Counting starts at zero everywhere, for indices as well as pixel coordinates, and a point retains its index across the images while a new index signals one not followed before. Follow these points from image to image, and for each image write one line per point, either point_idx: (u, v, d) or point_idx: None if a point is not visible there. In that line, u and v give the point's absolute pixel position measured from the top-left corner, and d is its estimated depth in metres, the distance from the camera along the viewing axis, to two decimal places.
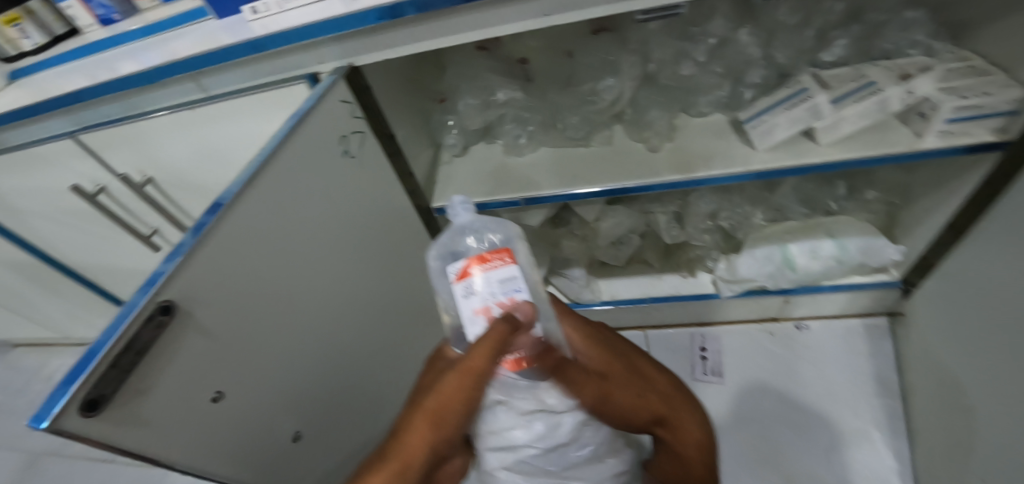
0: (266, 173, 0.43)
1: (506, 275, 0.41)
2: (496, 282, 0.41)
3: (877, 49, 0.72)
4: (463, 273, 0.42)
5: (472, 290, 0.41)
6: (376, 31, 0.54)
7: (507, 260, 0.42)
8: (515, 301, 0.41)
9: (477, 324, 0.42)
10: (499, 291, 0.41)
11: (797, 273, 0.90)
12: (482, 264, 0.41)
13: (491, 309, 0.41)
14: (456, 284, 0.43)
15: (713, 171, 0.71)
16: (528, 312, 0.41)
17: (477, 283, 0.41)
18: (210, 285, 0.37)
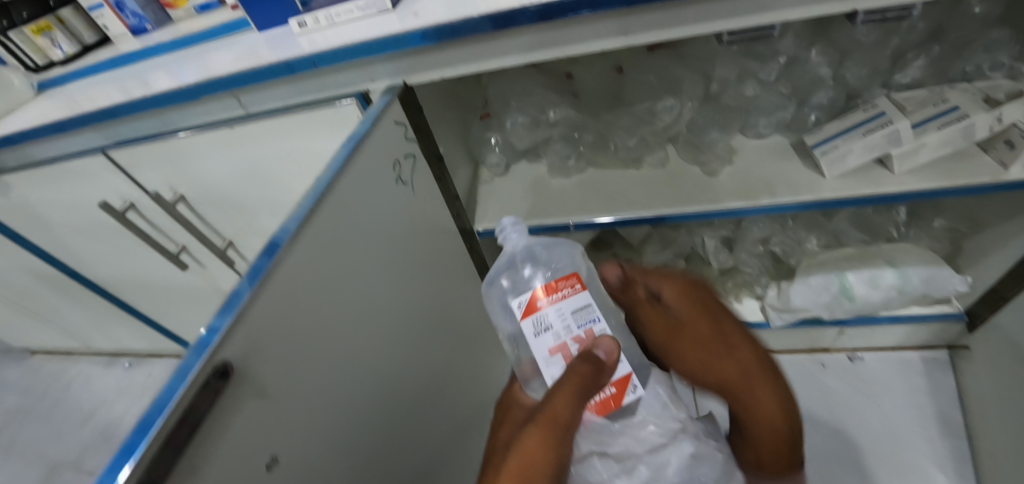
0: (323, 208, 0.39)
1: (580, 305, 0.43)
2: (571, 316, 0.43)
3: (956, 71, 0.67)
4: (533, 308, 0.43)
5: (546, 326, 0.43)
6: (434, 49, 0.51)
7: (578, 289, 0.44)
8: (591, 332, 0.43)
9: (556, 364, 0.42)
10: (575, 324, 0.43)
11: (855, 303, 0.84)
12: (553, 296, 0.43)
13: (569, 347, 0.43)
14: (526, 321, 0.43)
15: (779, 199, 0.66)
16: (611, 350, 0.41)
17: (551, 318, 0.43)
18: (265, 338, 0.34)
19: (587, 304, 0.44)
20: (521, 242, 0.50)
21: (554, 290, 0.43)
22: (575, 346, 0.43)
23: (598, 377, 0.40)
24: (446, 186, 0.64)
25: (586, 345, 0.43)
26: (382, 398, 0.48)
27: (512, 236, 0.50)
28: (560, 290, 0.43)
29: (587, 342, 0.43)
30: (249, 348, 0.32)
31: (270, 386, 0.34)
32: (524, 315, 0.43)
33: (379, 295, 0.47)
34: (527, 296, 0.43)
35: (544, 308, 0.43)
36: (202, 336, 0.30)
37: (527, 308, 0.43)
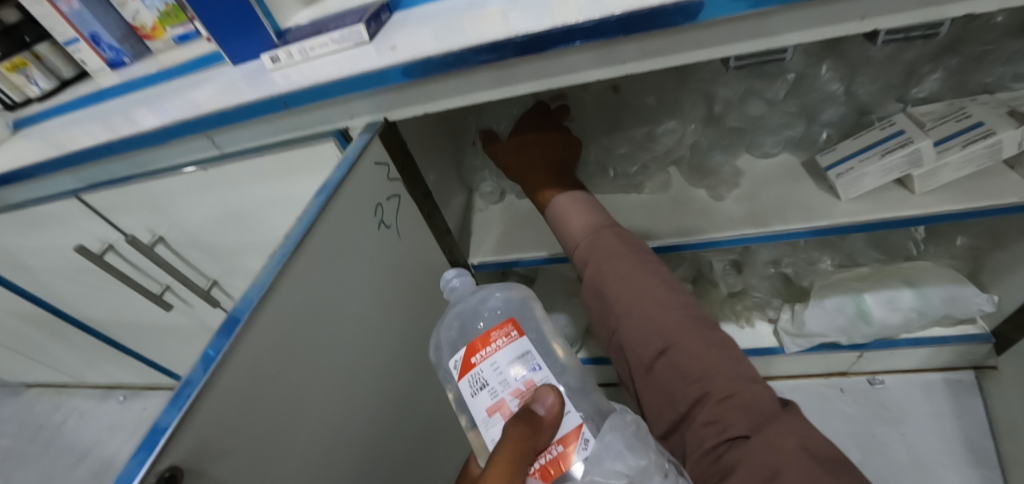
0: (289, 271, 0.36)
1: (518, 353, 0.40)
2: (507, 369, 0.39)
3: (976, 83, 0.63)
4: (467, 365, 0.40)
5: (482, 384, 0.39)
6: (413, 85, 0.47)
7: (514, 337, 0.40)
8: (531, 383, 0.39)
9: (496, 426, 0.38)
10: (513, 377, 0.39)
11: (873, 327, 0.79)
12: (487, 348, 0.40)
13: (508, 403, 0.38)
14: (463, 380, 0.40)
15: (791, 225, 0.61)
16: (552, 405, 0.37)
17: (487, 375, 0.39)
18: (220, 425, 0.30)
19: (526, 351, 0.40)
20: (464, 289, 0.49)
21: (488, 343, 0.40)
22: (514, 402, 0.38)
23: (537, 438, 0.36)
24: (436, 223, 0.60)
25: (527, 399, 0.38)
26: (362, 459, 0.45)
27: (456, 284, 0.49)
28: (494, 341, 0.40)
29: (528, 395, 0.39)
30: (196, 446, 0.29)
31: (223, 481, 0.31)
32: (461, 373, 0.40)
33: (355, 349, 0.44)
34: (460, 352, 0.40)
35: (479, 365, 0.40)
36: (147, 438, 0.27)
37: (462, 367, 0.40)
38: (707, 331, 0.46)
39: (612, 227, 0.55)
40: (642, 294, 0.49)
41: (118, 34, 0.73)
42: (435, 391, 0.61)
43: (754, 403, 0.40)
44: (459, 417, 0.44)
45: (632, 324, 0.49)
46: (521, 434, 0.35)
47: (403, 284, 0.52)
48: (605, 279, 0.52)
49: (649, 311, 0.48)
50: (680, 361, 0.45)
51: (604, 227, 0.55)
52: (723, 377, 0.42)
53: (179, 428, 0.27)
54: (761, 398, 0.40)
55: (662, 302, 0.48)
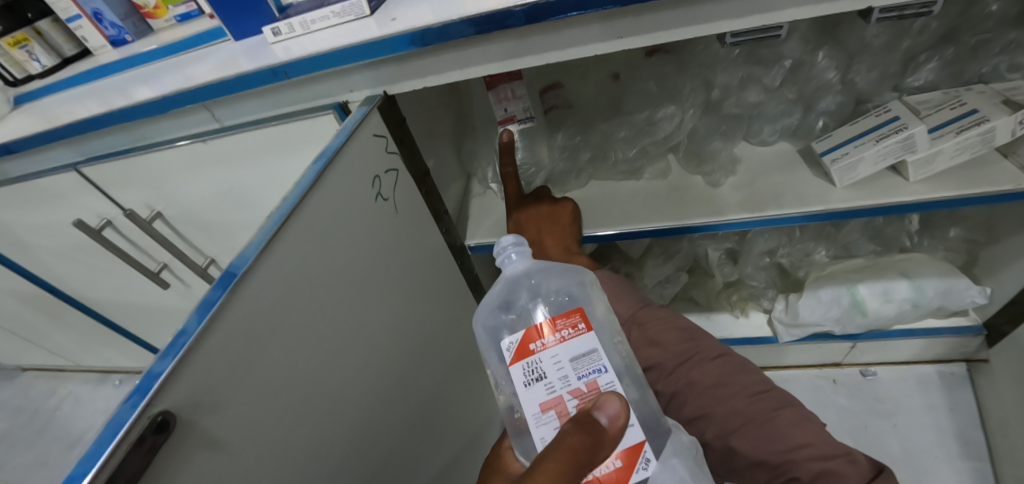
0: (286, 231, 0.36)
1: (583, 349, 0.36)
2: (569, 365, 0.36)
3: (972, 72, 0.63)
4: (524, 352, 0.36)
5: (539, 375, 0.36)
6: (413, 57, 0.48)
7: (581, 330, 0.37)
8: (595, 386, 0.35)
9: (548, 424, 0.35)
10: (575, 375, 0.36)
11: (868, 318, 0.80)
12: (554, 335, 0.36)
13: (565, 402, 0.35)
14: (516, 366, 0.37)
15: (786, 210, 0.62)
16: (616, 416, 0.33)
17: (545, 366, 0.36)
18: (213, 380, 0.31)
19: (593, 350, 0.36)
20: (522, 265, 0.44)
21: (552, 331, 0.37)
22: (572, 401, 0.35)
23: (596, 452, 0.32)
24: (434, 203, 0.61)
25: (587, 401, 0.35)
26: (355, 425, 0.46)
27: (512, 257, 0.44)
28: (559, 331, 0.36)
29: (589, 397, 0.35)
30: (188, 395, 0.29)
31: (220, 434, 0.31)
32: (515, 358, 0.37)
33: (350, 318, 0.45)
34: (518, 336, 0.37)
35: (538, 353, 0.36)
36: (141, 383, 0.27)
37: (519, 352, 0.37)
38: (769, 411, 0.52)
39: (640, 321, 0.61)
40: (694, 388, 0.56)
41: (120, 12, 0.73)
42: (435, 370, 0.61)
43: (841, 478, 0.46)
44: (497, 398, 0.41)
45: (696, 417, 0.55)
46: (585, 445, 0.32)
47: (398, 258, 0.53)
48: (653, 376, 0.59)
49: (708, 398, 0.55)
50: (756, 444, 0.51)
51: (635, 321, 0.61)
52: (800, 458, 0.48)
53: (173, 374, 0.28)
54: (845, 470, 0.46)
55: (716, 394, 0.54)
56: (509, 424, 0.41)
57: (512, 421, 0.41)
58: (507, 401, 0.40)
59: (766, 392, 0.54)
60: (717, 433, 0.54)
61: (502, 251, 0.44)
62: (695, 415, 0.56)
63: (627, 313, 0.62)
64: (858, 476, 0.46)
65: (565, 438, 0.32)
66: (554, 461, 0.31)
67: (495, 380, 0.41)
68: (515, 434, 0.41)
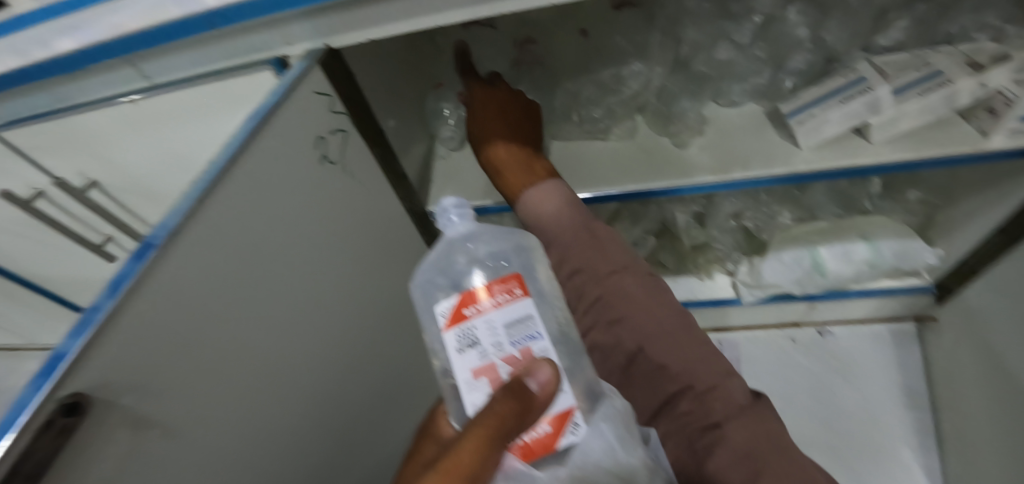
0: (215, 199, 0.33)
1: (518, 315, 0.34)
2: (503, 331, 0.34)
3: (940, 33, 0.63)
4: (457, 317, 0.34)
5: (472, 341, 0.34)
6: (355, 5, 0.43)
7: (518, 295, 0.35)
8: (529, 353, 0.34)
9: (481, 390, 0.34)
10: (509, 342, 0.34)
11: (827, 278, 0.82)
12: (488, 302, 0.34)
13: (497, 369, 0.34)
14: (451, 332, 0.35)
15: (751, 172, 0.61)
16: (546, 382, 0.32)
17: (479, 332, 0.34)
18: (137, 360, 0.28)
19: (529, 315, 0.35)
20: (463, 228, 0.41)
21: (487, 296, 0.34)
22: (505, 367, 0.34)
23: (522, 418, 0.31)
24: (390, 166, 0.58)
25: (519, 368, 0.34)
26: (306, 398, 0.44)
27: (453, 220, 0.41)
28: (494, 297, 0.34)
29: (522, 364, 0.34)
30: (103, 376, 0.26)
31: (151, 417, 0.29)
32: (450, 323, 0.35)
33: (295, 288, 0.42)
34: (453, 301, 0.35)
35: (472, 319, 0.34)
36: (46, 364, 0.24)
37: (453, 317, 0.35)
38: (687, 330, 0.52)
39: (588, 226, 0.56)
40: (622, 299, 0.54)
41: None
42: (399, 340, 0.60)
43: (734, 395, 0.47)
44: (433, 364, 0.40)
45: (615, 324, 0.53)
46: (512, 414, 0.31)
47: (348, 225, 0.50)
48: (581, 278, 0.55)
49: (638, 307, 0.53)
50: (662, 356, 0.51)
51: (580, 226, 0.56)
52: (702, 371, 0.49)
53: (88, 355, 0.26)
54: (736, 391, 0.48)
55: (644, 303, 0.53)
56: (444, 389, 0.40)
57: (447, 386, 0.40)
58: (442, 366, 0.39)
59: (682, 313, 0.54)
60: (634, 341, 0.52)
61: (442, 215, 0.42)
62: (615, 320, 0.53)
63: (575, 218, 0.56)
64: (745, 398, 0.48)
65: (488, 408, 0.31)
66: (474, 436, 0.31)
67: (430, 344, 0.39)
68: (451, 401, 0.40)
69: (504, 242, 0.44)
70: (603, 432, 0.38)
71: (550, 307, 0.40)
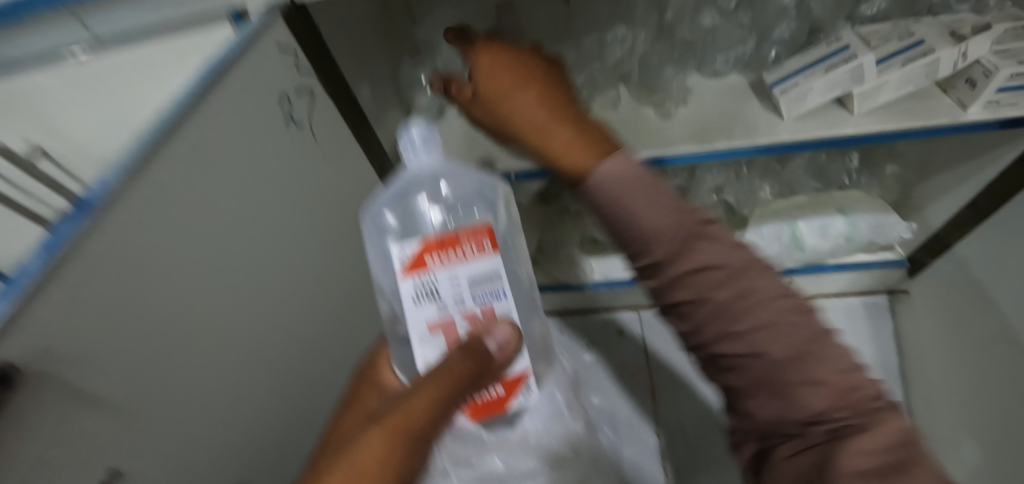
0: (165, 158, 0.31)
1: (484, 272, 0.31)
2: (466, 287, 0.31)
3: (922, 3, 0.63)
4: (417, 265, 0.31)
5: (431, 293, 0.31)
6: None
7: (487, 252, 0.31)
8: (491, 312, 0.32)
9: (434, 345, 0.33)
10: (471, 298, 0.32)
11: (805, 253, 0.83)
12: (452, 255, 0.31)
13: (455, 324, 0.32)
14: (408, 281, 0.31)
15: (734, 141, 0.60)
16: (506, 344, 0.32)
17: (441, 285, 0.31)
18: (77, 329, 0.26)
19: (495, 271, 0.32)
20: (430, 162, 0.36)
21: (454, 248, 0.31)
22: (463, 324, 0.32)
23: (477, 377, 0.31)
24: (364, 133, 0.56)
25: (478, 327, 0.32)
26: (263, 367, 0.43)
27: (419, 150, 0.36)
28: (461, 250, 0.31)
29: (481, 323, 0.32)
30: (39, 344, 0.24)
31: (94, 392, 0.27)
32: (408, 271, 0.31)
33: (252, 256, 0.40)
34: (413, 248, 0.31)
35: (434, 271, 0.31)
36: None
37: (412, 265, 0.31)
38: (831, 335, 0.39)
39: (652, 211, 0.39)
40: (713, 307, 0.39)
41: None
42: None
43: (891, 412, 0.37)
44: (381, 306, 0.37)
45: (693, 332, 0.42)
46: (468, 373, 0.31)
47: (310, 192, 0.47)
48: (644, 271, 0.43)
49: (782, 311, 0.38)
50: (818, 376, 0.37)
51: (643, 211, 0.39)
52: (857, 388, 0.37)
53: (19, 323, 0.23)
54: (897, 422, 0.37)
55: (784, 305, 0.38)
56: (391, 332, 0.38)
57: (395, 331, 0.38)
58: (393, 310, 0.36)
59: (801, 320, 0.38)
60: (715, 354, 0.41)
61: (410, 146, 0.36)
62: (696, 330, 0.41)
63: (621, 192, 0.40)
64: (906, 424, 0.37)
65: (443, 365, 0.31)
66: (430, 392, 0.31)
67: (383, 289, 0.37)
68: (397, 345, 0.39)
69: (469, 188, 0.39)
70: (546, 394, 0.40)
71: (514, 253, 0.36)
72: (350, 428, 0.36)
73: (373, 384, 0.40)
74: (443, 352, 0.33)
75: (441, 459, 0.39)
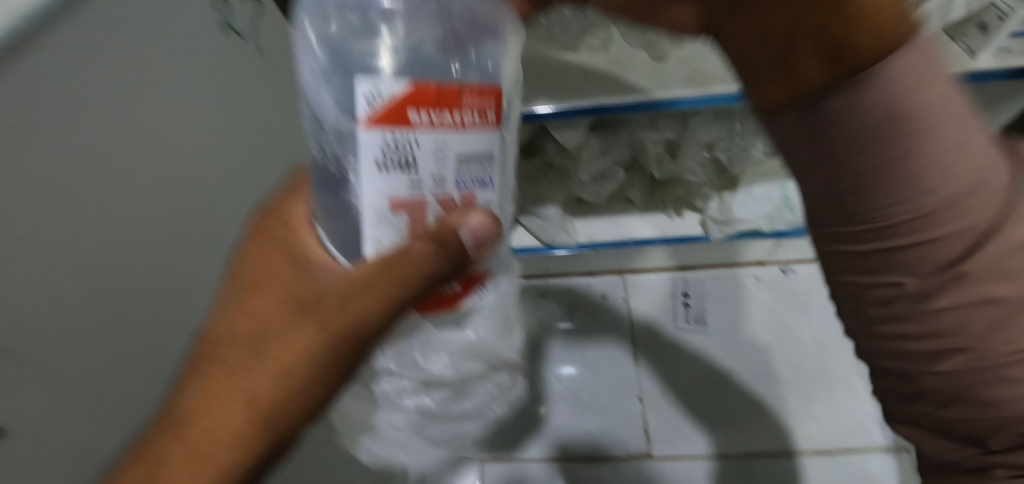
0: (36, 58, 0.24)
1: (479, 150, 0.23)
2: (453, 163, 0.22)
3: None
4: (395, 117, 0.21)
5: (405, 159, 0.22)
6: None
7: (487, 124, 0.23)
8: (472, 201, 0.24)
9: (393, 227, 0.23)
10: (454, 178, 0.23)
11: (795, 214, 0.83)
12: (448, 114, 0.21)
13: (424, 207, 0.23)
14: (373, 135, 0.21)
15: (730, 86, 0.56)
16: (483, 243, 0.25)
17: (420, 153, 0.22)
18: None
19: (490, 152, 0.24)
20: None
21: (453, 109, 0.21)
22: (434, 207, 0.24)
23: (440, 274, 0.25)
24: None
25: (453, 216, 0.24)
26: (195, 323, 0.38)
27: None
28: (460, 115, 0.21)
29: (457, 213, 0.24)
30: None
31: None
32: (376, 122, 0.21)
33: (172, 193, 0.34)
34: (398, 90, 0.21)
35: (415, 130, 0.21)
36: None
37: (388, 113, 0.21)
38: None
39: (883, 128, 0.28)
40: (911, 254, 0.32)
41: None
42: None
43: None
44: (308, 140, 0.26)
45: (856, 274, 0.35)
46: (437, 274, 0.25)
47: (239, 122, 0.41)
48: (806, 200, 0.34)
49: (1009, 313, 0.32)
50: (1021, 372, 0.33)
51: (871, 124, 0.28)
52: None
53: None
54: None
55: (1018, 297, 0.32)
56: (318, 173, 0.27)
57: (320, 177, 0.27)
58: (326, 151, 0.25)
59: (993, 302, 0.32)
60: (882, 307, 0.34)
61: None
62: (875, 285, 0.34)
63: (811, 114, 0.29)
64: None
65: (402, 257, 0.24)
66: (380, 294, 0.25)
67: (317, 115, 0.24)
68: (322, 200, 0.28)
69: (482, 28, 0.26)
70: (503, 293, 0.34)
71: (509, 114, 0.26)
72: (255, 298, 0.30)
73: (280, 237, 0.31)
74: (402, 236, 0.24)
75: (383, 357, 0.33)
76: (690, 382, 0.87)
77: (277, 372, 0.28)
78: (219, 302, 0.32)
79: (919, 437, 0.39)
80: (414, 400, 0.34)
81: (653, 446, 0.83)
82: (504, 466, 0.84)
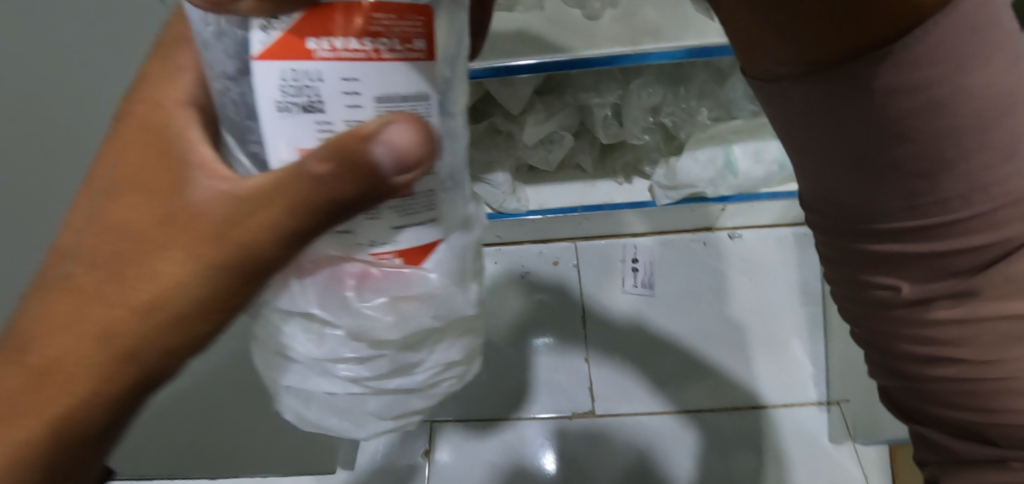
0: None
1: (402, 87, 0.21)
2: (369, 103, 0.20)
3: None
4: (293, 47, 0.18)
5: (309, 95, 0.19)
6: None
7: (413, 53, 0.20)
8: None
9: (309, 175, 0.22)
10: (373, 120, 0.21)
11: (739, 180, 0.80)
12: (353, 42, 0.19)
13: None
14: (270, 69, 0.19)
15: (660, 44, 0.55)
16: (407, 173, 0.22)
17: (324, 89, 0.19)
18: None
19: (419, 90, 0.21)
20: None
21: (360, 35, 0.19)
22: None
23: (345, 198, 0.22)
24: None
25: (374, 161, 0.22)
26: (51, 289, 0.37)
27: None
28: (371, 41, 0.19)
29: None
30: None
31: None
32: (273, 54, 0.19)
33: None
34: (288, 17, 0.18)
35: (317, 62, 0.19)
36: None
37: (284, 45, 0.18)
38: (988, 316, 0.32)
39: (922, 102, 0.26)
40: (914, 242, 0.32)
41: None
42: None
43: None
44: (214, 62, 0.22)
45: (866, 272, 0.36)
46: (340, 197, 0.22)
47: (82, 80, 0.38)
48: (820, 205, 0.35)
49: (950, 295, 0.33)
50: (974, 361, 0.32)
51: (896, 111, 0.26)
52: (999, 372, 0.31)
53: None
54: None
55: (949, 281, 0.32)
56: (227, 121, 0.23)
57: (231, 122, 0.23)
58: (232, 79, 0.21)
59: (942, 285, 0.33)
60: (898, 305, 0.35)
61: None
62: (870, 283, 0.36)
63: (853, 76, 0.26)
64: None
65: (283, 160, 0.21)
66: (258, 211, 0.23)
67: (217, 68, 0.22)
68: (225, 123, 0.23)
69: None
70: (459, 243, 0.28)
71: (453, 47, 0.23)
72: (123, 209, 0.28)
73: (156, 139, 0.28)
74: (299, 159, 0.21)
75: (304, 299, 0.26)
76: (633, 341, 0.89)
77: (142, 303, 0.27)
78: (80, 202, 0.30)
79: (935, 433, 0.36)
80: (347, 347, 0.27)
81: (598, 405, 0.85)
82: (452, 429, 0.85)
